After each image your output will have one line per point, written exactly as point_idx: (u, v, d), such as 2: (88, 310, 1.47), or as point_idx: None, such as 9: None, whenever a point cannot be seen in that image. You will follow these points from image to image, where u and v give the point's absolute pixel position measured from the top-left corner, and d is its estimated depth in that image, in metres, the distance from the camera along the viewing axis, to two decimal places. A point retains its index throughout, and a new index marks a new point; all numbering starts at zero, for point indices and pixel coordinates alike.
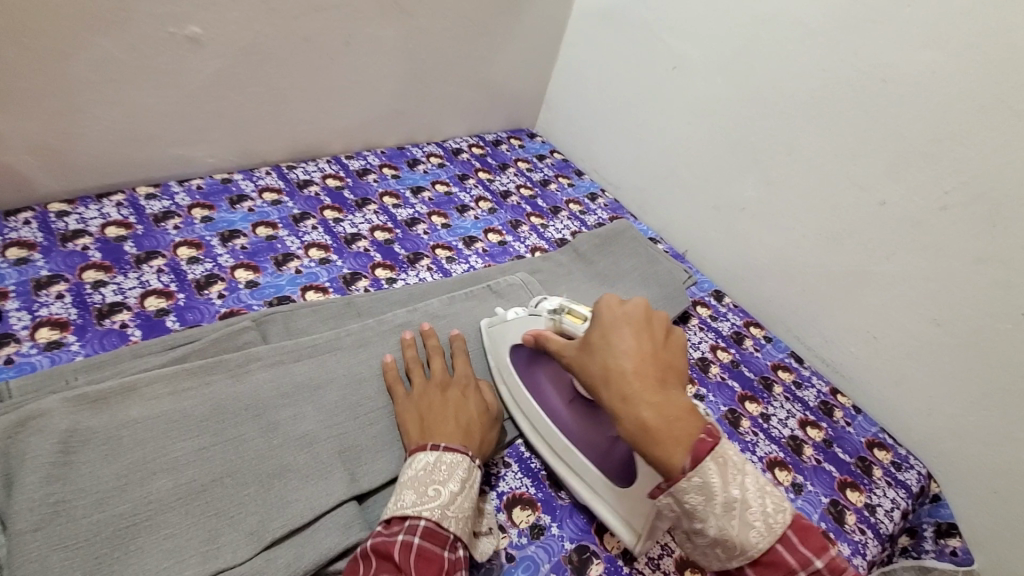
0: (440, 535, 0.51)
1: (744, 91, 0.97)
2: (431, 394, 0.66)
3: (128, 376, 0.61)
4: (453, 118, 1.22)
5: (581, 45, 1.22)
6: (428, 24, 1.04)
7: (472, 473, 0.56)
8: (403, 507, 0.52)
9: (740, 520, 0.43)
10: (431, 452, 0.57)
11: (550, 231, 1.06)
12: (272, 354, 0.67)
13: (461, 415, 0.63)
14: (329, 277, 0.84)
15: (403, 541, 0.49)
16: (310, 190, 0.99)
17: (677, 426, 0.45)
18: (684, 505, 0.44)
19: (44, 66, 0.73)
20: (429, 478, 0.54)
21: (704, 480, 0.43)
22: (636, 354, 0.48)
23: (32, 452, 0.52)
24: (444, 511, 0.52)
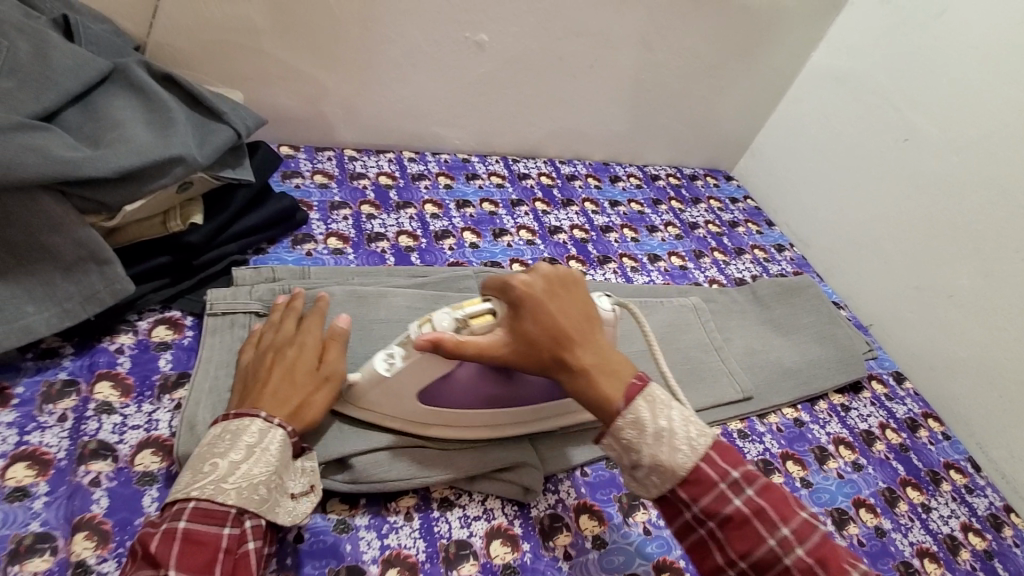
0: (217, 513, 0.46)
1: (977, 177, 0.94)
2: (264, 356, 0.59)
3: (384, 287, 0.79)
4: (659, 148, 1.31)
5: (804, 102, 1.24)
6: (662, 60, 1.15)
7: (268, 436, 0.51)
8: (173, 490, 0.47)
9: (669, 446, 0.49)
10: (222, 423, 0.51)
11: (731, 269, 1.10)
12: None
13: (283, 375, 0.56)
14: (532, 256, 0.98)
15: (164, 531, 0.44)
16: (527, 182, 1.14)
17: (615, 375, 0.52)
18: (621, 441, 0.50)
19: (376, 47, 0.98)
20: (210, 452, 0.49)
21: (636, 417, 0.50)
22: (570, 323, 0.54)
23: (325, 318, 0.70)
24: (220, 485, 0.47)
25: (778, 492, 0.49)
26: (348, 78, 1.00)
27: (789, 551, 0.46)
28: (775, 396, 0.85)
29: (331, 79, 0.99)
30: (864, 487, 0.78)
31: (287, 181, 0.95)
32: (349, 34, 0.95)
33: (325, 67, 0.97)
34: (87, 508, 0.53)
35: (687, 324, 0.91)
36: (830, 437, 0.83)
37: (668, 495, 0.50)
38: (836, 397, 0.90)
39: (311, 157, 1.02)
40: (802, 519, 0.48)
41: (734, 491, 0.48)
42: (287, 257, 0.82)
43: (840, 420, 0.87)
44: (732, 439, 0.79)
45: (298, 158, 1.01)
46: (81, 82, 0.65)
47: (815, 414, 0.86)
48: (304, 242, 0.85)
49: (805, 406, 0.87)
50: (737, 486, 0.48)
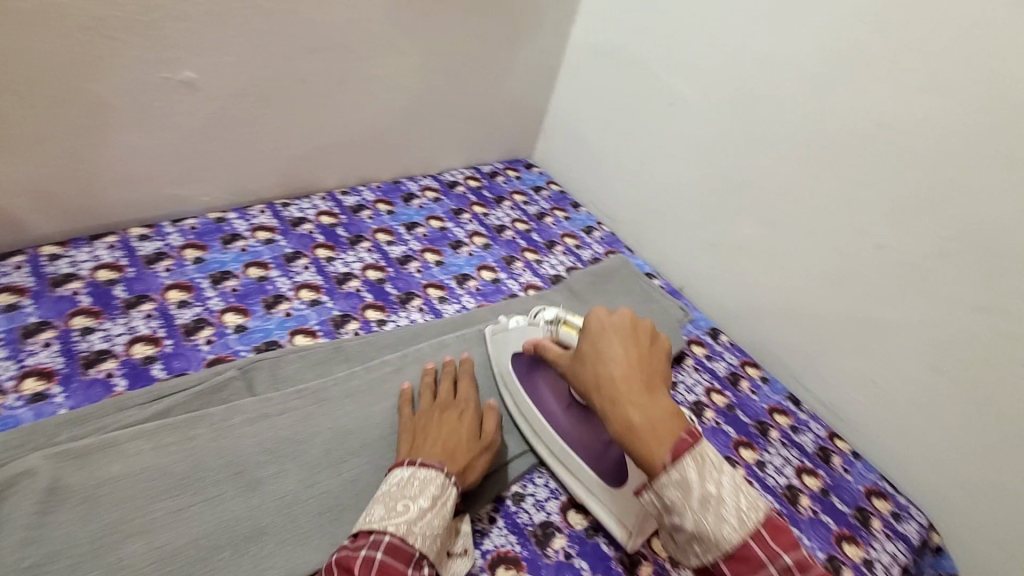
0: (404, 550, 0.51)
1: (738, 131, 0.96)
2: (430, 415, 0.66)
3: (111, 431, 0.62)
4: (450, 151, 1.22)
5: (576, 79, 1.22)
6: (422, 62, 1.05)
7: (446, 488, 0.57)
8: (369, 522, 0.52)
9: (715, 514, 0.44)
10: (407, 466, 0.58)
11: (545, 267, 1.05)
12: (255, 405, 0.67)
13: (448, 437, 0.63)
14: (318, 319, 0.83)
15: (365, 557, 0.49)
16: (303, 228, 0.98)
17: (659, 430, 0.46)
18: (662, 499, 0.46)
19: (41, 112, 0.74)
20: (400, 493, 0.55)
21: (682, 476, 0.45)
22: (632, 358, 0.50)
23: (13, 513, 0.53)
24: (411, 527, 0.52)
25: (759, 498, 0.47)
26: (14, 158, 0.75)
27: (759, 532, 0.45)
28: None
29: None
30: None
31: None
32: None
33: None
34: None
35: None
36: None
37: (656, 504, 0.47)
38: None
39: None
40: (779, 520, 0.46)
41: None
42: None
43: None
44: None
45: None
46: None
47: None
48: None
49: None
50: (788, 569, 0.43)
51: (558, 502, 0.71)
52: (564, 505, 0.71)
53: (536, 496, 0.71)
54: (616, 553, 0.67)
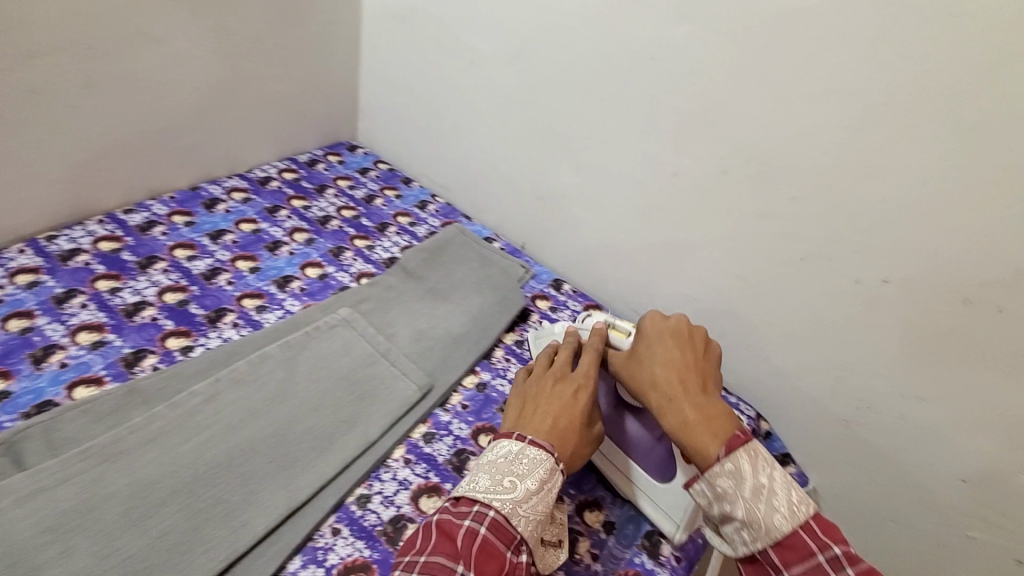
0: (507, 532, 0.53)
1: (537, 82, 0.95)
2: (543, 384, 0.66)
3: None
4: (256, 144, 1.11)
5: (379, 48, 1.15)
6: (186, 49, 0.92)
7: (552, 475, 0.57)
8: (474, 489, 0.54)
9: (766, 502, 0.52)
10: (516, 441, 0.58)
11: (378, 253, 1.00)
12: (25, 481, 0.58)
13: (562, 412, 0.62)
14: (104, 363, 0.72)
15: (469, 526, 0.52)
16: (77, 260, 0.84)
17: (715, 425, 0.57)
18: (716, 489, 0.54)
19: None
20: (509, 468, 0.56)
21: (736, 465, 0.54)
22: (668, 370, 0.62)
23: None
24: (514, 507, 0.54)
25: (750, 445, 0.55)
26: None
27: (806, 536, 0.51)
28: (451, 373, 0.81)
29: None
30: None
31: None
32: None
33: None
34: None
35: (341, 347, 0.80)
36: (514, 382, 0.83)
37: (753, 551, 0.52)
38: (509, 337, 0.91)
39: None
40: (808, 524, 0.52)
41: (835, 568, 0.49)
42: None
43: (518, 359, 0.87)
44: (419, 451, 0.72)
45: None
46: None
47: (494, 367, 0.85)
48: None
49: (482, 365, 0.85)
50: (838, 559, 0.49)
51: (409, 492, 0.67)
52: (416, 492, 0.67)
53: (384, 492, 0.67)
54: None
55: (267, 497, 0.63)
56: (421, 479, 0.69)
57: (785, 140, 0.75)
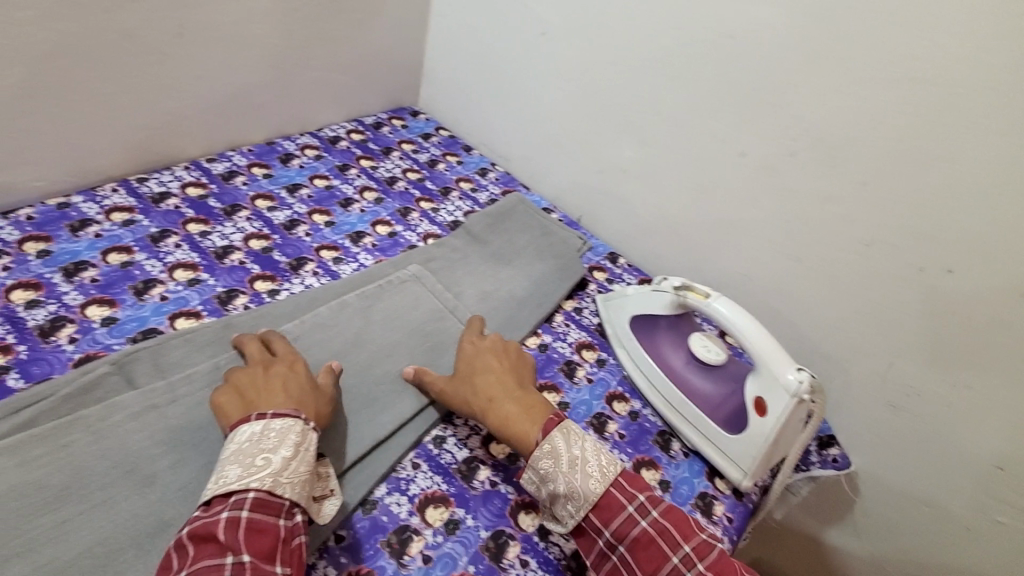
0: (273, 503, 0.51)
1: (608, 55, 0.96)
2: (254, 370, 0.63)
3: None
4: (325, 104, 1.14)
5: (449, 14, 1.17)
6: (271, 6, 0.95)
7: (305, 438, 0.56)
8: (225, 483, 0.51)
9: (581, 473, 0.59)
10: (257, 422, 0.56)
11: (442, 215, 1.03)
12: (137, 396, 0.63)
13: (290, 388, 0.61)
14: (201, 299, 0.77)
15: (228, 519, 0.49)
16: (168, 203, 0.89)
17: (532, 414, 0.64)
18: (539, 471, 0.60)
19: None
20: (257, 448, 0.53)
21: (552, 445, 0.60)
22: (489, 376, 0.69)
23: None
24: (276, 478, 0.52)
25: (682, 514, 0.59)
26: None
27: (688, 565, 0.56)
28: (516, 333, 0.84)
29: None
30: (612, 380, 0.83)
31: None
32: None
33: None
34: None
35: (414, 300, 0.84)
36: (574, 346, 0.87)
37: (580, 522, 0.59)
38: (568, 304, 0.94)
39: None
40: (700, 539, 0.58)
41: (642, 513, 0.58)
42: None
43: (577, 325, 0.91)
44: None
45: None
46: None
47: (555, 330, 0.89)
48: None
49: (544, 327, 0.89)
50: (643, 505, 0.58)
51: (480, 437, 0.72)
52: (485, 438, 0.72)
53: (457, 436, 0.72)
54: None
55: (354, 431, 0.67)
56: (491, 427, 0.73)
57: (859, 125, 0.76)
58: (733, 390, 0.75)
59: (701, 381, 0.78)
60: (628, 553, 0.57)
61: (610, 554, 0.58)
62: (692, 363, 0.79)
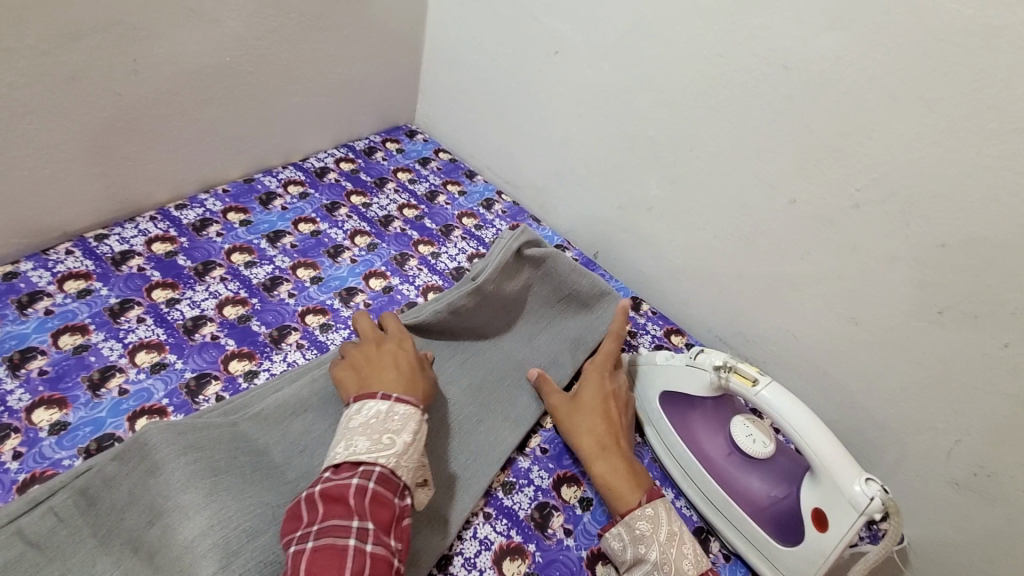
0: (393, 482, 0.53)
1: (633, 81, 0.84)
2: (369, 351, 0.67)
3: None
4: (311, 131, 1.02)
5: (447, 25, 1.03)
6: (244, 30, 0.82)
7: (422, 429, 0.58)
8: (356, 453, 0.53)
9: (677, 549, 0.58)
10: (383, 401, 0.58)
11: (443, 261, 0.92)
12: (182, 474, 0.54)
13: (401, 365, 0.64)
14: (167, 390, 0.67)
15: (357, 486, 0.51)
16: (131, 265, 0.78)
17: (634, 478, 0.65)
18: (634, 531, 0.60)
19: None
20: (383, 427, 0.56)
21: (655, 512, 0.61)
22: (599, 422, 0.69)
23: None
24: (397, 461, 0.54)
25: None
26: None
27: None
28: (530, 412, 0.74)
29: None
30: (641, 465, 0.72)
31: None
32: None
33: None
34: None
35: None
36: None
37: None
38: None
39: None
40: None
41: None
42: None
43: None
44: (499, 504, 0.66)
45: None
46: None
47: None
48: None
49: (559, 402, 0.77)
50: None
51: (491, 553, 0.62)
52: (497, 554, 0.62)
53: (466, 554, 0.61)
54: None
55: None
56: (503, 538, 0.63)
57: (938, 177, 0.64)
58: (784, 490, 0.64)
59: (746, 476, 0.66)
60: None
61: None
62: (735, 455, 0.68)
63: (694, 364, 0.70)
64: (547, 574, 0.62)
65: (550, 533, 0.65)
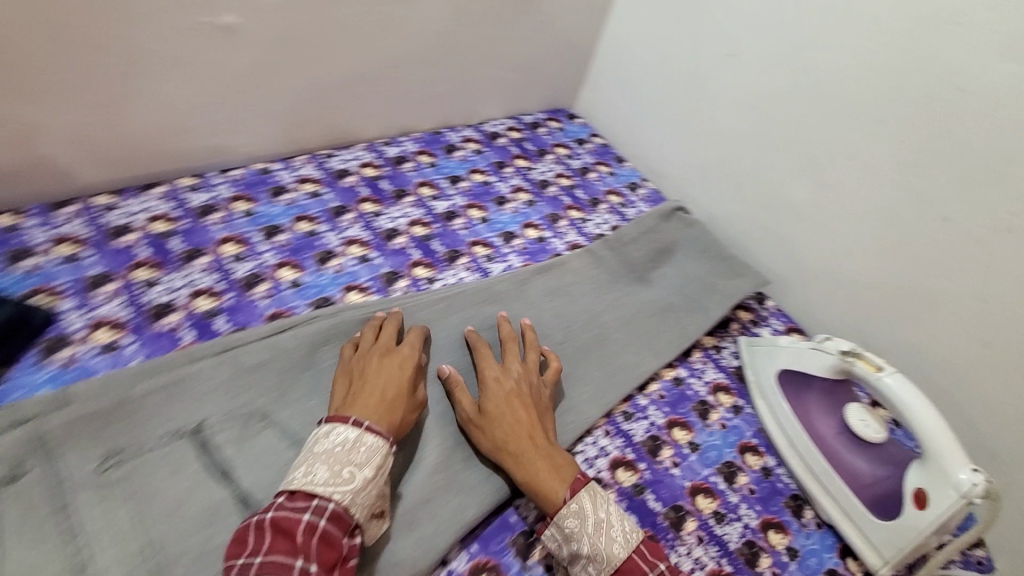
0: (346, 519, 0.52)
1: (801, 88, 0.91)
2: (368, 359, 0.67)
3: (201, 379, 0.65)
4: (492, 100, 1.17)
5: (627, 22, 1.15)
6: (465, 5, 0.99)
7: (385, 458, 0.56)
8: (313, 484, 0.52)
9: (606, 536, 0.57)
10: (353, 428, 0.56)
11: (590, 226, 1.03)
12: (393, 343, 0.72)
13: (387, 389, 0.63)
14: (369, 276, 0.84)
15: (308, 522, 0.49)
16: (348, 180, 0.97)
17: (557, 473, 0.62)
18: (564, 530, 0.58)
19: (81, 61, 0.71)
20: (347, 458, 0.54)
21: (579, 506, 0.58)
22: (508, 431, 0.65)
23: (75, 473, 0.56)
24: (355, 495, 0.53)
25: None
26: (58, 105, 0.73)
27: None
28: (654, 363, 0.82)
29: (36, 113, 0.72)
30: (747, 430, 0.80)
31: (17, 267, 0.71)
32: (22, 46, 0.67)
33: (15, 102, 0.70)
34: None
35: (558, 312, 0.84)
36: (709, 386, 0.84)
37: None
38: (708, 340, 0.90)
39: (46, 221, 0.77)
40: None
41: None
42: (39, 378, 0.63)
43: (716, 364, 0.87)
44: (618, 425, 0.76)
45: (26, 228, 0.75)
46: None
47: (692, 365, 0.86)
48: (59, 349, 0.65)
49: (681, 361, 0.86)
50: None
51: (608, 460, 0.72)
52: (613, 462, 0.72)
53: (586, 454, 0.72)
54: (664, 509, 0.69)
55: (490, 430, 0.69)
56: (619, 452, 0.73)
57: None
58: (886, 473, 0.69)
59: (851, 455, 0.72)
60: None
61: None
62: (843, 434, 0.73)
63: (817, 348, 0.77)
64: (653, 488, 0.71)
65: (660, 459, 0.74)
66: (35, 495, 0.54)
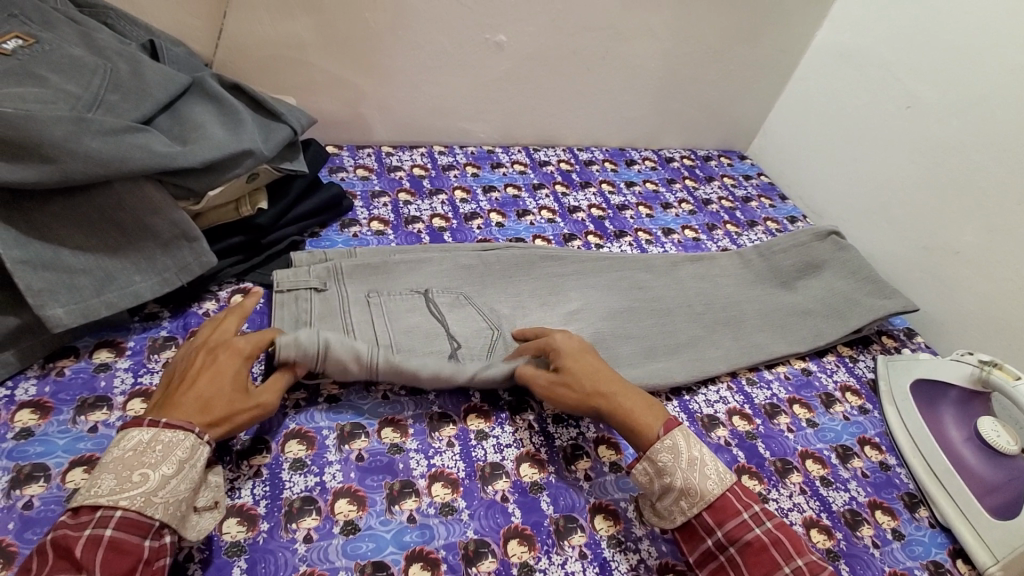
0: (141, 523, 0.49)
1: (980, 139, 0.97)
2: (197, 357, 0.60)
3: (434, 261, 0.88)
4: (673, 131, 1.38)
5: (811, 79, 1.29)
6: (671, 50, 1.22)
7: (197, 452, 0.53)
8: (95, 496, 0.48)
9: (700, 473, 0.60)
10: (148, 429, 0.52)
11: (743, 239, 1.16)
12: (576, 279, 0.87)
13: (210, 383, 0.57)
14: (553, 232, 1.06)
15: (88, 537, 0.47)
16: (548, 168, 1.23)
17: (649, 410, 0.66)
18: (657, 463, 0.61)
19: (406, 54, 1.07)
20: (138, 461, 0.50)
21: (673, 442, 0.62)
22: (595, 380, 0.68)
23: (352, 295, 0.80)
24: (150, 498, 0.49)
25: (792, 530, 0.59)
26: (382, 80, 1.09)
27: None
28: (784, 348, 0.91)
29: (369, 84, 1.09)
30: (870, 429, 0.84)
31: (334, 175, 1.06)
32: (378, 39, 1.04)
33: (361, 74, 1.07)
34: (235, 497, 0.60)
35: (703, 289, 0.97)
36: (838, 385, 0.89)
37: (694, 520, 0.60)
38: (844, 350, 0.96)
39: (353, 154, 1.13)
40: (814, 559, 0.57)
41: (756, 521, 0.58)
42: (337, 239, 0.93)
43: (848, 369, 0.93)
44: (742, 386, 0.86)
45: (342, 155, 1.12)
46: (170, 93, 0.75)
47: (823, 364, 0.93)
48: (351, 226, 0.97)
49: (813, 358, 0.94)
50: (757, 515, 0.59)
51: (726, 407, 0.82)
52: (731, 409, 0.82)
53: (708, 397, 0.83)
54: (772, 457, 0.77)
55: (630, 352, 0.84)
56: (738, 405, 0.83)
57: None
58: (1011, 480, 0.73)
59: (978, 461, 0.76)
60: (737, 554, 0.58)
61: (717, 552, 0.59)
62: (973, 441, 0.77)
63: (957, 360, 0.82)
64: (766, 440, 0.79)
65: (776, 422, 0.82)
66: (330, 301, 0.78)
